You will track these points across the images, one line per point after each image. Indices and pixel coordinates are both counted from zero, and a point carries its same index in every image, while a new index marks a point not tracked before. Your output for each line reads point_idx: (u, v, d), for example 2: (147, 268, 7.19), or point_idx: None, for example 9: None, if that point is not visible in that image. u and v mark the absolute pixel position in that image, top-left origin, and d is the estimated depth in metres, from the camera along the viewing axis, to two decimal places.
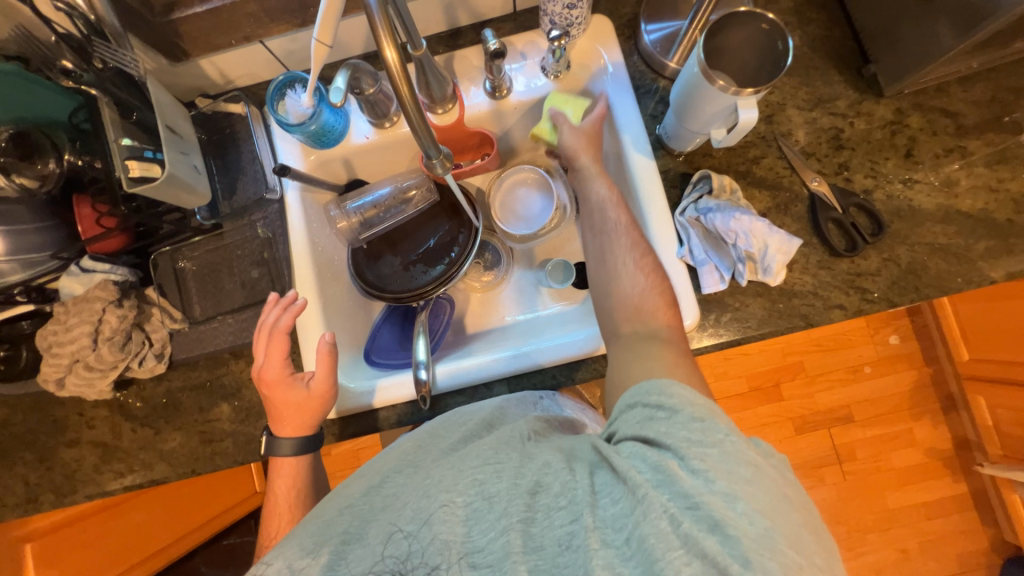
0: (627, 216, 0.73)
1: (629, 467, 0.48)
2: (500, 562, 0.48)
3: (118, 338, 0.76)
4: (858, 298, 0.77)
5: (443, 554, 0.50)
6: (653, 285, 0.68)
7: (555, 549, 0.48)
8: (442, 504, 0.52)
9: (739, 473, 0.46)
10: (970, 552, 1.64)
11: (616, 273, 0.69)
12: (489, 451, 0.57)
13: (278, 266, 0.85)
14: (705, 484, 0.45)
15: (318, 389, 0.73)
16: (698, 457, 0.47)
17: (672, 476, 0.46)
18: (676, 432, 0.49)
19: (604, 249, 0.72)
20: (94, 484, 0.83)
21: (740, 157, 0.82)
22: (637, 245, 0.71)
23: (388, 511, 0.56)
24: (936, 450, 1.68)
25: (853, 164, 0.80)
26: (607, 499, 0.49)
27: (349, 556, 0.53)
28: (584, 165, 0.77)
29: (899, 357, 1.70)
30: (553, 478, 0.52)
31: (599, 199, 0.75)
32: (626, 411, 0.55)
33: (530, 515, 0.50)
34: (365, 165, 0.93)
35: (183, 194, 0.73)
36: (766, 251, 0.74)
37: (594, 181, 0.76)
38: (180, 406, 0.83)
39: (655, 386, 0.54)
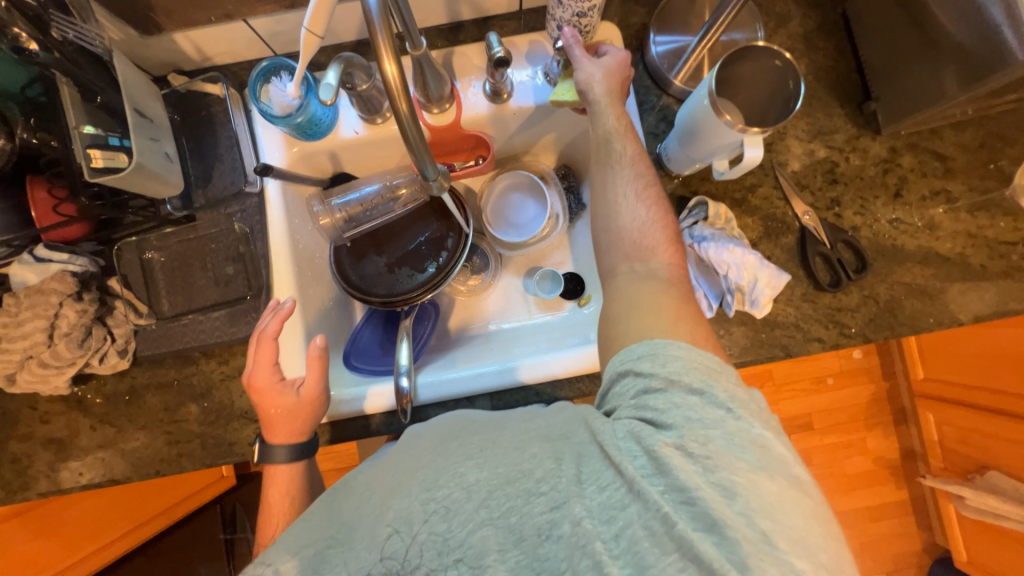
0: (635, 149, 0.68)
1: (622, 457, 0.51)
2: (479, 556, 0.49)
3: (77, 334, 0.71)
4: (836, 332, 0.79)
5: (421, 554, 0.50)
6: (656, 220, 0.65)
7: (536, 539, 0.50)
8: (421, 501, 0.52)
9: (738, 462, 0.49)
10: (904, 553, 1.78)
11: (617, 205, 0.66)
12: (476, 447, 0.56)
13: (255, 264, 0.80)
14: (703, 475, 0.48)
15: (308, 395, 0.71)
16: (696, 441, 0.50)
17: (671, 463, 0.49)
18: (675, 412, 0.51)
19: (607, 179, 0.68)
20: (48, 481, 0.78)
21: (737, 184, 0.81)
22: (643, 179, 0.67)
23: (377, 517, 0.52)
24: (885, 459, 1.79)
25: (845, 200, 0.81)
26: (598, 487, 0.51)
27: (334, 559, 0.51)
28: (592, 96, 0.70)
29: (860, 372, 1.79)
30: (535, 465, 0.53)
31: (607, 129, 0.69)
32: (621, 380, 0.56)
33: (509, 504, 0.51)
34: (351, 159, 0.88)
35: (153, 185, 0.67)
36: (755, 284, 0.74)
37: (603, 111, 0.70)
38: (145, 404, 0.79)
39: (650, 347, 0.55)
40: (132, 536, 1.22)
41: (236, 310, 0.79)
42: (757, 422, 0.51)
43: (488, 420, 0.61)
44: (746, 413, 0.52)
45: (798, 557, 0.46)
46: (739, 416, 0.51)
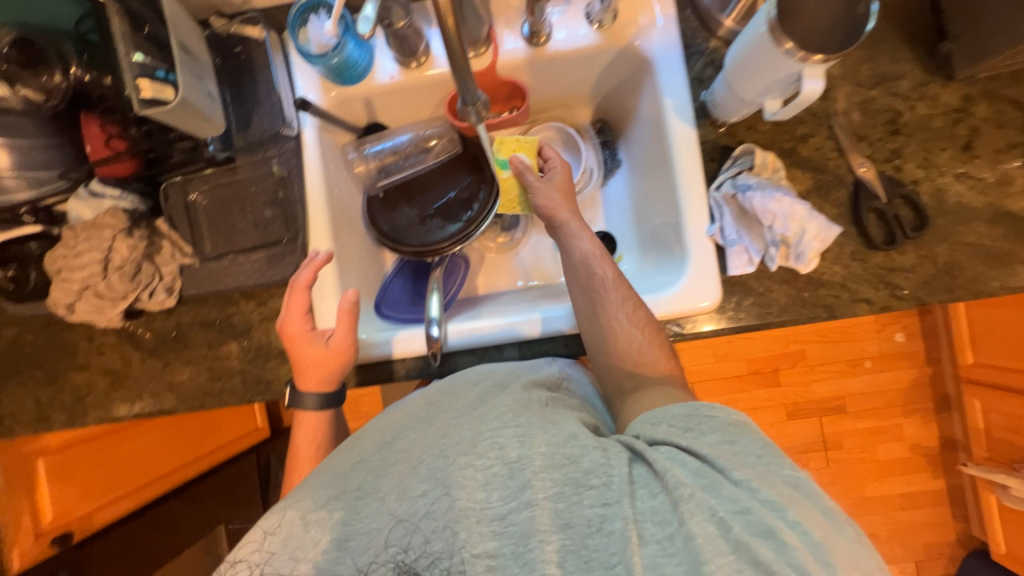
0: (614, 270, 0.73)
1: (669, 464, 0.50)
2: (524, 536, 0.49)
3: (128, 268, 0.75)
4: (887, 293, 0.74)
5: (462, 520, 0.50)
6: (650, 338, 0.70)
7: (585, 529, 0.48)
8: (461, 466, 0.52)
9: (779, 489, 0.48)
10: (936, 543, 1.71)
11: (609, 327, 0.70)
12: (509, 413, 0.57)
13: (292, 209, 0.81)
14: (750, 495, 0.47)
15: (336, 346, 0.74)
16: (738, 465, 0.49)
17: (716, 483, 0.48)
18: (707, 445, 0.51)
19: (595, 304, 0.71)
20: (103, 408, 0.84)
21: (786, 134, 0.77)
22: (628, 300, 0.71)
23: (403, 464, 0.57)
24: (923, 447, 1.71)
25: (907, 151, 0.76)
26: (648, 494, 0.49)
27: (364, 510, 0.54)
28: (566, 223, 0.77)
29: (903, 355, 1.70)
30: (583, 454, 0.52)
31: (584, 256, 0.74)
32: (648, 423, 0.56)
33: (557, 489, 0.50)
34: (386, 107, 0.88)
35: (196, 121, 0.69)
36: (802, 237, 0.71)
37: (577, 240, 0.76)
38: (190, 340, 0.83)
39: (686, 409, 0.56)
40: (189, 469, 1.32)
41: (275, 254, 0.81)
42: (788, 463, 0.51)
43: (518, 382, 0.65)
44: (777, 455, 0.52)
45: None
46: (769, 460, 0.51)
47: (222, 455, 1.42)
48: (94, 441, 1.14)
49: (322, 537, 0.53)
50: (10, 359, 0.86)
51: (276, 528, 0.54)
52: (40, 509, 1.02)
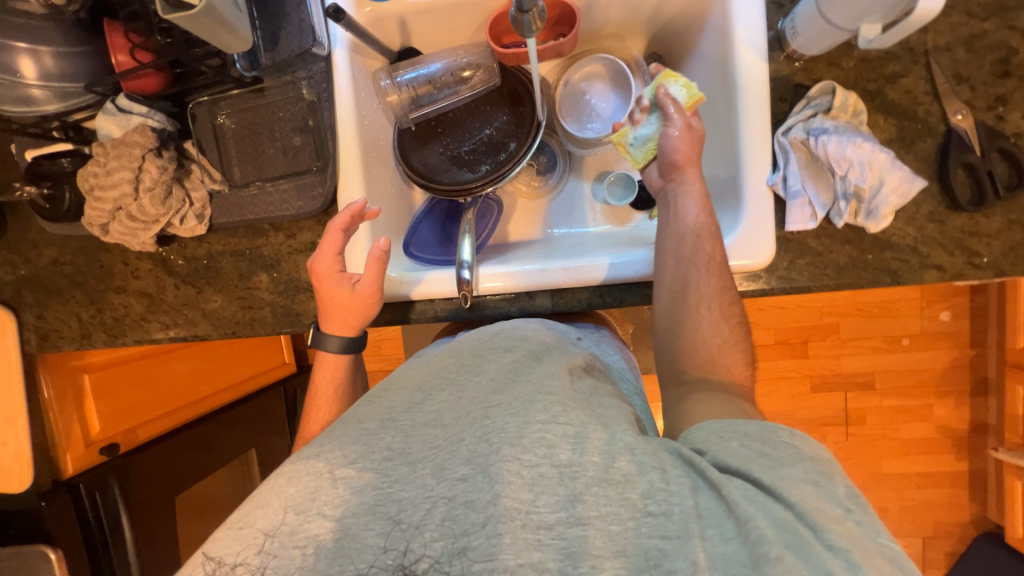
0: (720, 253, 0.67)
1: (751, 510, 0.47)
2: (576, 554, 0.47)
3: (159, 191, 0.73)
4: (962, 260, 0.67)
5: (505, 522, 0.48)
6: (729, 337, 0.66)
7: (643, 560, 0.47)
8: (506, 460, 0.51)
9: (883, 568, 0.44)
10: (948, 522, 1.69)
11: (698, 313, 0.66)
12: (559, 408, 0.56)
13: (322, 136, 0.77)
14: (848, 569, 0.43)
15: (363, 292, 0.73)
16: (832, 529, 0.46)
17: (806, 543, 0.44)
18: (791, 487, 0.49)
19: (689, 283, 0.67)
20: (142, 331, 0.86)
21: (873, 72, 0.68)
22: (723, 290, 0.67)
23: (434, 427, 0.58)
24: (951, 429, 1.66)
25: (1015, 97, 0.66)
26: (722, 538, 0.47)
27: (395, 474, 0.54)
28: (684, 181, 0.69)
29: (946, 335, 1.61)
30: (643, 478, 0.50)
31: (695, 228, 0.67)
32: (720, 440, 0.55)
33: (611, 509, 0.49)
34: (421, 30, 0.82)
35: (222, 33, 0.64)
36: (880, 189, 0.64)
37: (688, 204, 0.68)
38: (221, 269, 0.83)
39: (758, 429, 0.55)
40: (217, 398, 1.37)
41: (304, 184, 0.78)
42: (882, 529, 0.48)
43: (553, 356, 0.67)
44: (867, 516, 0.49)
45: None
46: (858, 518, 0.48)
47: (252, 386, 1.49)
48: (132, 362, 1.19)
49: (350, 498, 0.52)
50: (52, 278, 0.88)
51: (302, 479, 0.53)
52: (89, 421, 1.09)
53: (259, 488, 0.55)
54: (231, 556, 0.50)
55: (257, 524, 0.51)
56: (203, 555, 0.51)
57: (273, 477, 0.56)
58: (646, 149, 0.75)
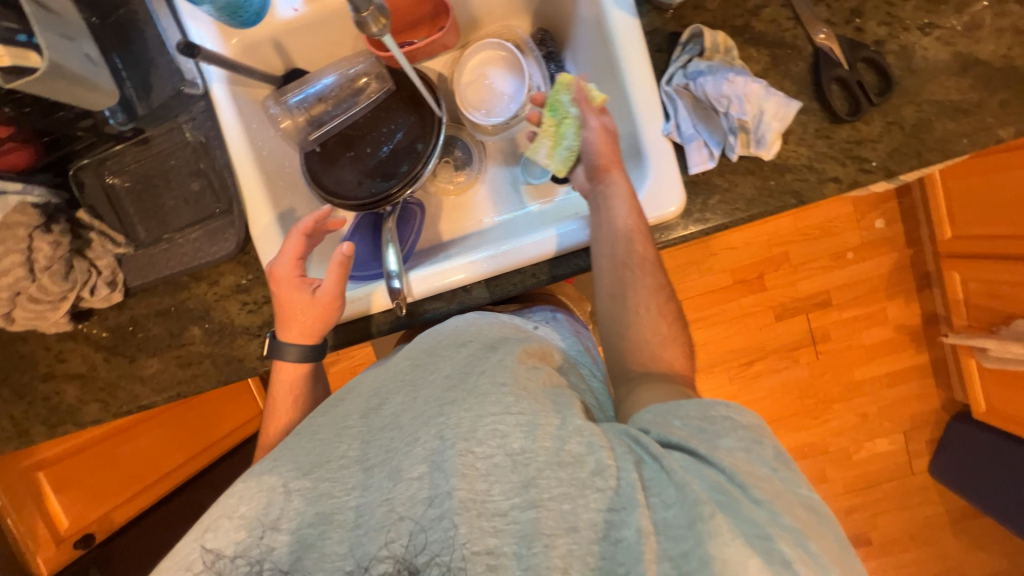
0: (651, 252, 0.69)
1: (687, 477, 0.49)
2: (529, 536, 0.49)
3: (58, 267, 0.70)
4: (855, 168, 0.71)
5: (461, 513, 0.49)
6: (672, 332, 0.69)
7: (591, 535, 0.49)
8: (460, 453, 0.52)
9: (800, 514, 0.48)
10: (923, 412, 1.77)
11: (639, 314, 0.69)
12: (510, 398, 0.56)
13: (219, 175, 0.75)
14: (771, 519, 0.47)
15: (323, 297, 0.72)
16: (760, 488, 0.48)
17: (734, 500, 0.47)
18: (725, 453, 0.51)
19: (627, 285, 0.69)
20: (82, 413, 0.82)
21: (736, 8, 0.71)
22: (660, 289, 0.69)
23: (391, 429, 0.59)
24: (906, 326, 1.75)
25: (867, 9, 0.71)
26: (663, 504, 0.49)
27: (351, 481, 0.56)
28: (611, 182, 0.69)
29: (884, 240, 1.70)
30: (589, 455, 0.52)
31: (626, 231, 0.68)
32: (664, 415, 0.57)
33: (562, 489, 0.50)
34: (300, 49, 0.81)
35: (79, 90, 0.61)
36: (761, 119, 0.67)
37: (617, 206, 0.68)
38: (150, 333, 0.80)
39: (698, 406, 0.57)
40: (190, 465, 1.29)
41: (214, 228, 0.76)
42: (803, 481, 0.51)
43: (509, 346, 0.66)
44: (790, 472, 0.52)
45: None
46: (784, 475, 0.51)
47: (228, 444, 1.36)
48: (90, 449, 1.12)
49: (304, 509, 0.54)
50: None
51: (254, 496, 0.55)
52: (54, 518, 1.07)
53: (208, 508, 0.55)
54: (230, 548, 0.52)
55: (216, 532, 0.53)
56: (198, 550, 0.52)
57: (222, 497, 0.56)
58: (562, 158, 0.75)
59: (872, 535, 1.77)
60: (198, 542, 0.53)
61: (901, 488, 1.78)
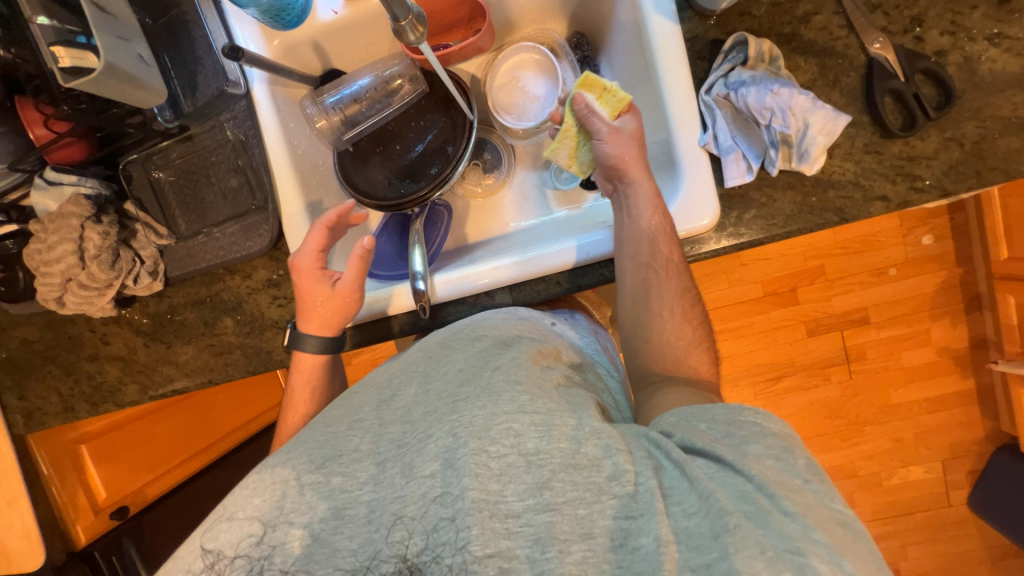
0: (677, 253, 0.67)
1: (712, 486, 0.48)
2: (545, 539, 0.49)
3: (105, 256, 0.74)
4: (905, 186, 0.67)
5: (474, 514, 0.49)
6: (694, 337, 0.68)
7: (608, 543, 0.48)
8: (473, 452, 0.52)
9: (830, 530, 0.45)
10: (965, 442, 1.67)
11: (663, 318, 0.68)
12: (525, 397, 0.56)
13: (256, 173, 0.78)
14: (802, 532, 0.44)
15: (342, 291, 0.73)
16: (789, 499, 0.46)
17: (764, 512, 0.46)
18: (753, 461, 0.50)
19: (651, 288, 0.68)
20: (121, 394, 0.86)
21: (785, 15, 0.68)
22: (685, 292, 0.68)
23: (403, 424, 0.60)
24: (951, 350, 1.65)
25: (929, 16, 0.66)
26: (684, 513, 0.48)
27: (364, 476, 0.56)
28: (632, 183, 0.68)
29: (932, 257, 1.60)
30: (608, 460, 0.51)
31: (651, 231, 0.66)
32: (689, 421, 0.56)
33: (578, 494, 0.50)
34: (339, 50, 0.82)
35: (131, 89, 0.64)
36: (806, 132, 0.64)
37: (640, 206, 0.67)
38: (186, 321, 0.83)
39: (726, 413, 0.56)
40: (222, 444, 1.36)
41: (249, 224, 0.78)
42: (837, 496, 0.49)
43: (523, 344, 0.66)
44: (823, 485, 0.50)
45: None
46: (814, 487, 0.49)
47: (254, 428, 1.44)
48: (131, 424, 1.19)
49: (317, 503, 0.55)
50: (24, 357, 0.88)
51: (267, 489, 0.56)
52: (94, 489, 1.12)
53: (221, 502, 0.57)
54: (230, 549, 0.53)
55: (223, 536, 0.54)
56: (201, 548, 0.54)
57: (237, 488, 0.58)
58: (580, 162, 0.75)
59: (900, 566, 1.69)
60: (199, 543, 0.55)
61: (935, 519, 1.68)
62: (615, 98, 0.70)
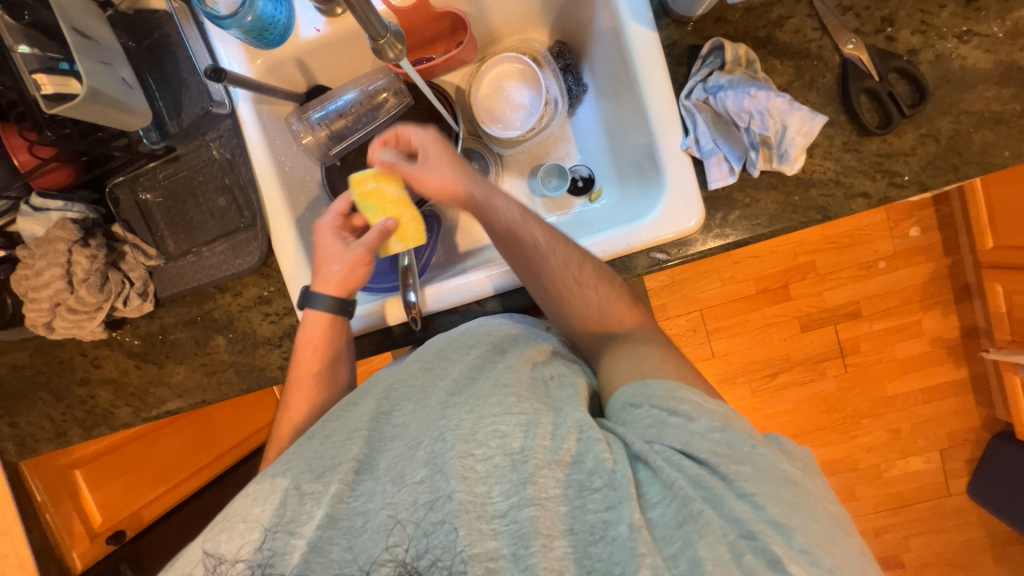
0: (544, 230, 0.69)
1: (674, 474, 0.51)
2: (525, 535, 0.50)
3: (94, 279, 0.73)
4: (885, 183, 0.68)
5: (462, 515, 0.51)
6: (607, 293, 0.68)
7: (587, 536, 0.50)
8: (459, 455, 0.53)
9: (780, 498, 0.49)
10: (962, 430, 1.68)
11: (569, 294, 0.68)
12: (512, 399, 0.57)
13: (244, 191, 0.78)
14: (753, 512, 0.48)
15: (354, 252, 0.73)
16: (743, 479, 0.50)
17: (719, 496, 0.49)
18: (702, 442, 0.52)
19: (541, 278, 0.68)
20: (115, 417, 0.86)
21: (760, 20, 0.69)
22: (582, 262, 0.68)
23: (401, 439, 0.59)
24: (943, 340, 1.66)
25: (900, 16, 0.68)
26: (649, 503, 0.50)
27: (360, 487, 0.56)
28: (472, 192, 0.71)
29: (919, 249, 1.62)
30: (587, 454, 0.53)
31: (511, 224, 0.69)
32: (632, 408, 0.57)
33: (562, 492, 0.52)
34: (322, 67, 0.82)
35: (115, 113, 0.64)
36: (785, 134, 0.65)
37: (491, 209, 0.70)
38: (177, 341, 0.83)
39: (665, 389, 0.56)
40: (229, 456, 1.35)
41: (238, 242, 0.78)
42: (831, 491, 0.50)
43: (517, 349, 0.66)
44: (767, 448, 0.52)
45: None
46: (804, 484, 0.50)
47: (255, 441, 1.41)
48: (126, 446, 1.18)
49: (317, 510, 0.55)
50: (14, 384, 0.87)
51: (267, 498, 0.55)
52: (89, 515, 1.13)
53: (226, 505, 0.57)
54: (230, 554, 0.53)
55: (225, 538, 0.54)
56: (202, 553, 0.54)
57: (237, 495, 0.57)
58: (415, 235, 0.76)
59: (904, 557, 1.69)
60: (199, 546, 0.55)
61: (935, 509, 1.69)
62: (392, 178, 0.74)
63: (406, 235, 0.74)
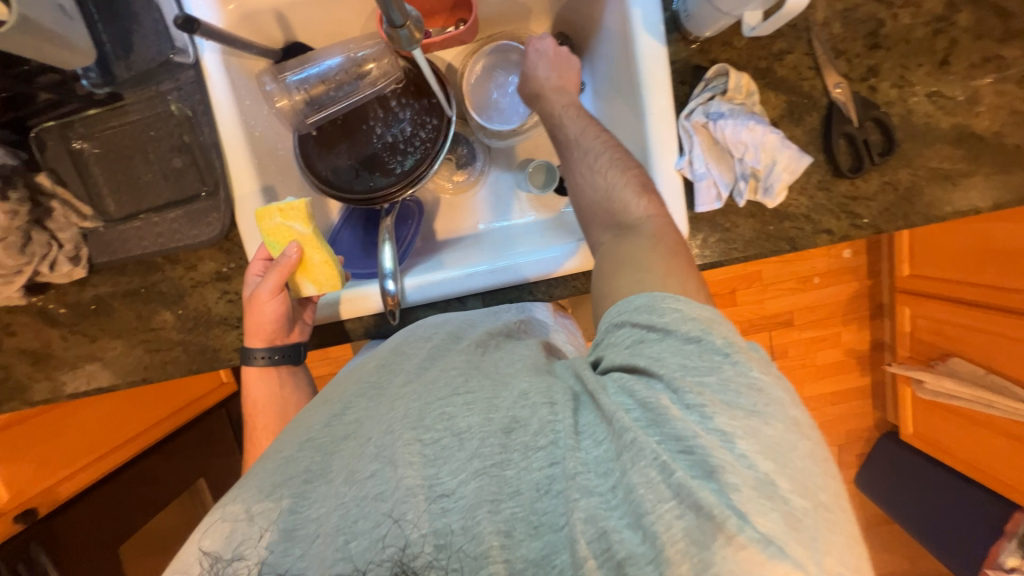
0: (586, 118, 0.70)
1: (617, 409, 0.50)
2: (471, 508, 0.47)
3: (13, 239, 0.65)
4: (847, 223, 0.74)
5: (409, 500, 0.48)
6: (620, 181, 0.64)
7: (534, 494, 0.48)
8: (405, 443, 0.52)
9: (732, 406, 0.47)
10: (859, 430, 1.92)
11: (587, 179, 0.66)
12: (460, 378, 0.59)
13: (206, 154, 0.70)
14: (698, 423, 0.46)
15: (259, 292, 0.68)
16: (695, 392, 0.48)
17: (664, 414, 0.48)
18: (665, 361, 0.51)
19: (567, 159, 0.69)
20: (29, 390, 0.76)
21: (763, 50, 0.72)
22: (610, 148, 0.67)
23: (354, 439, 0.57)
24: (856, 352, 1.87)
25: (884, 68, 0.72)
26: (593, 443, 0.50)
27: (313, 494, 0.53)
28: (537, 78, 0.75)
29: (851, 269, 1.79)
30: (530, 415, 0.53)
31: (556, 111, 0.72)
32: (614, 329, 0.57)
33: (505, 456, 0.50)
34: (304, 23, 0.74)
35: (53, 48, 0.56)
36: (773, 168, 0.69)
37: (549, 94, 0.74)
38: (114, 313, 0.74)
39: (649, 300, 0.55)
40: (169, 422, 1.30)
41: (191, 211, 0.70)
42: None
43: (472, 334, 0.68)
44: (743, 356, 0.50)
45: (797, 494, 0.43)
46: None
47: (193, 411, 1.37)
48: (42, 415, 1.08)
49: (268, 529, 0.50)
50: None
51: (218, 528, 0.51)
52: None
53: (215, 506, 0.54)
54: (229, 552, 0.50)
55: (217, 528, 0.51)
56: (198, 552, 0.51)
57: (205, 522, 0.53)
58: (320, 281, 0.69)
59: None
60: (196, 547, 0.51)
61: None
62: (296, 217, 0.66)
63: (317, 277, 0.69)
